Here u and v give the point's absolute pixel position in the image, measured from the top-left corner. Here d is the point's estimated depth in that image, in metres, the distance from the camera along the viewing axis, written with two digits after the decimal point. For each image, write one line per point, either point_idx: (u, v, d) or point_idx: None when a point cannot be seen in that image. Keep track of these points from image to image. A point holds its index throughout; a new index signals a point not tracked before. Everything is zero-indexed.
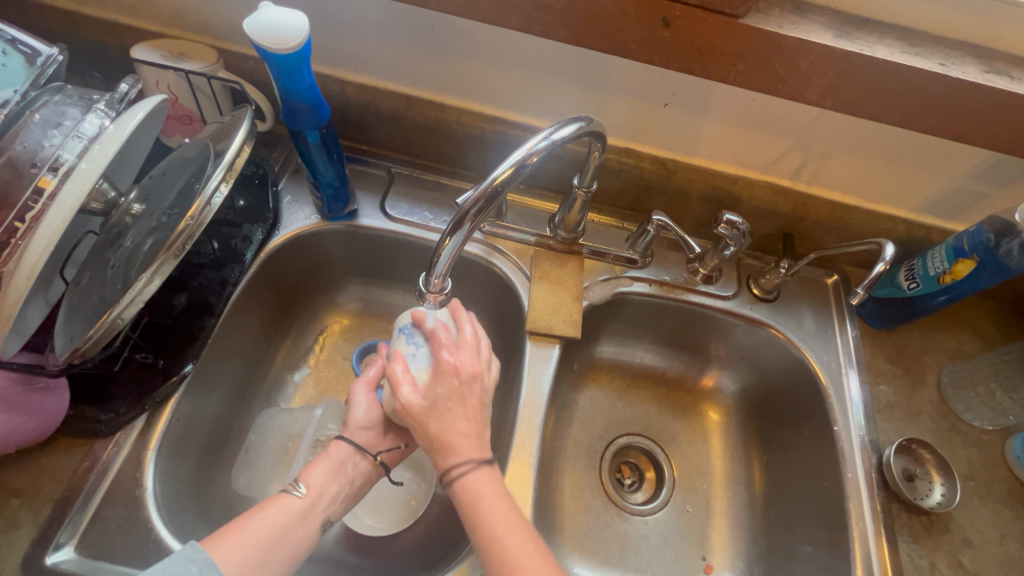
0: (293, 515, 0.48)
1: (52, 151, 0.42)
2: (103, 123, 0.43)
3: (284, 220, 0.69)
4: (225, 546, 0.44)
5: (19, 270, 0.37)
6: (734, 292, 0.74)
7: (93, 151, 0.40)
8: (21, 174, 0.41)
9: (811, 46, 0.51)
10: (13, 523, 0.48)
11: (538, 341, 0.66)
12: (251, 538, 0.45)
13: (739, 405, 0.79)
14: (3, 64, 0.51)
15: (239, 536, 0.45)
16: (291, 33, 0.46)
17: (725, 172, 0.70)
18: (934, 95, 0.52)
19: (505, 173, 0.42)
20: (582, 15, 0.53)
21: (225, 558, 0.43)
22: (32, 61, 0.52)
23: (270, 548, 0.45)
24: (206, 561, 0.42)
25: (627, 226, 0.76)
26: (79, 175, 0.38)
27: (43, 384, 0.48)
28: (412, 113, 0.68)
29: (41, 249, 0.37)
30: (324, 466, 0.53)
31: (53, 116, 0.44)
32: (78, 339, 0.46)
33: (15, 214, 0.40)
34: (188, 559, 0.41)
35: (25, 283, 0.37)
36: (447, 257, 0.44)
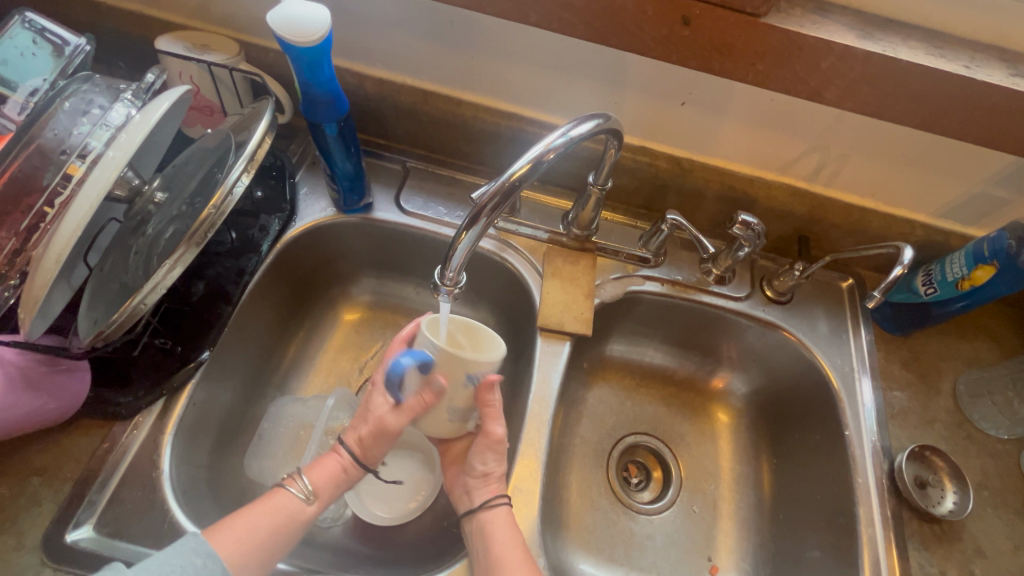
0: (295, 516, 0.52)
1: (80, 139, 0.43)
2: (129, 112, 0.44)
3: (301, 212, 0.69)
4: (226, 535, 0.47)
5: (47, 253, 0.38)
6: (747, 293, 0.74)
7: (120, 139, 0.41)
8: (51, 161, 0.42)
9: (832, 46, 0.51)
10: (35, 500, 0.50)
11: (549, 337, 0.66)
12: (250, 537, 0.48)
13: (749, 408, 0.79)
14: (32, 54, 0.53)
15: (241, 531, 0.48)
16: (313, 27, 0.47)
17: (741, 173, 0.69)
18: (957, 98, 0.52)
19: (523, 169, 0.42)
20: (601, 13, 0.53)
21: (224, 548, 0.46)
22: (61, 52, 0.54)
23: (268, 546, 0.49)
24: (209, 553, 0.45)
25: (640, 224, 0.76)
26: (106, 163, 0.39)
27: (65, 366, 0.49)
28: (429, 108, 0.69)
29: (69, 234, 0.38)
30: (330, 467, 0.56)
31: (81, 104, 0.45)
32: (102, 322, 0.48)
33: (45, 200, 0.41)
34: (192, 550, 0.45)
35: (52, 266, 0.38)
36: (463, 252, 0.44)
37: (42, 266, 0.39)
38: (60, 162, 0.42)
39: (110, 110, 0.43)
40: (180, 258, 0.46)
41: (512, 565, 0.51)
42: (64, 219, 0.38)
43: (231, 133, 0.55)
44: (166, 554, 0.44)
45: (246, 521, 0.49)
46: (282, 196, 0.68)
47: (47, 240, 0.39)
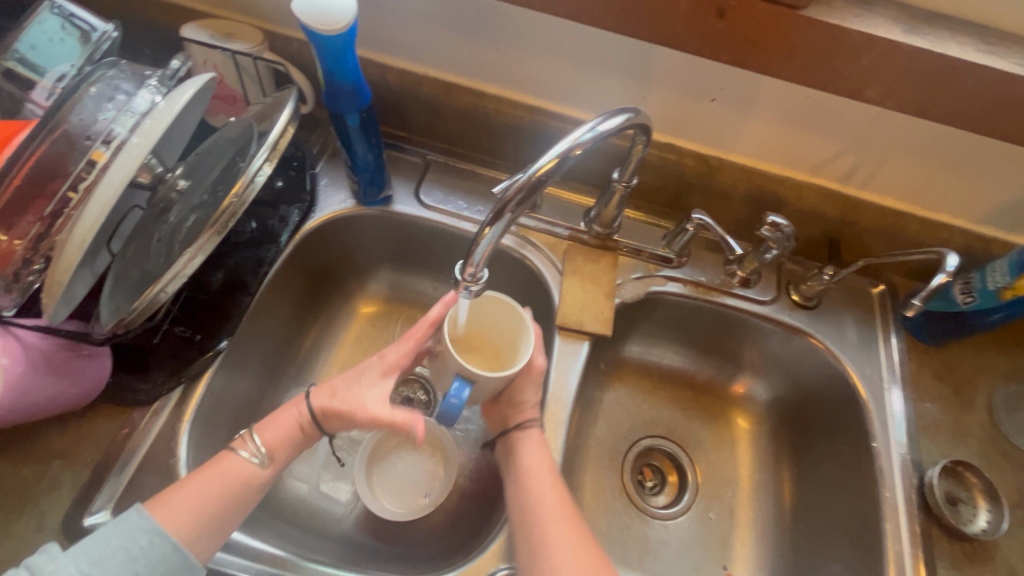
0: (251, 484, 0.49)
1: (105, 125, 0.43)
2: (154, 98, 0.43)
3: (320, 203, 0.69)
4: (172, 511, 0.46)
5: (71, 239, 0.38)
6: (773, 297, 0.71)
7: (144, 126, 0.40)
8: (76, 146, 0.42)
9: (876, 41, 0.48)
10: (54, 484, 0.50)
11: (567, 337, 0.65)
12: (199, 509, 0.46)
13: (770, 415, 0.77)
14: (60, 40, 0.53)
15: (186, 504, 0.46)
16: (338, 14, 0.46)
17: (771, 172, 0.67)
18: (1009, 98, 0.49)
19: (549, 165, 0.41)
20: (633, 4, 0.51)
21: (172, 525, 0.45)
22: (88, 39, 0.54)
23: (222, 511, 0.47)
24: (154, 531, 0.44)
25: (663, 224, 0.74)
26: (130, 149, 0.39)
27: (87, 351, 0.49)
28: (451, 101, 0.68)
29: (93, 220, 0.38)
30: (283, 427, 0.52)
31: (107, 90, 0.45)
32: (123, 309, 0.48)
33: (69, 185, 0.41)
34: (134, 530, 0.44)
35: (76, 252, 0.38)
36: (485, 248, 0.43)
37: (65, 252, 0.39)
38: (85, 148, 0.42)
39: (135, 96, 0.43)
40: (202, 246, 0.46)
41: (541, 483, 0.53)
42: (88, 205, 0.38)
43: (254, 122, 0.55)
44: (108, 532, 0.43)
45: (191, 492, 0.47)
46: (302, 186, 0.68)
47: (71, 226, 0.39)
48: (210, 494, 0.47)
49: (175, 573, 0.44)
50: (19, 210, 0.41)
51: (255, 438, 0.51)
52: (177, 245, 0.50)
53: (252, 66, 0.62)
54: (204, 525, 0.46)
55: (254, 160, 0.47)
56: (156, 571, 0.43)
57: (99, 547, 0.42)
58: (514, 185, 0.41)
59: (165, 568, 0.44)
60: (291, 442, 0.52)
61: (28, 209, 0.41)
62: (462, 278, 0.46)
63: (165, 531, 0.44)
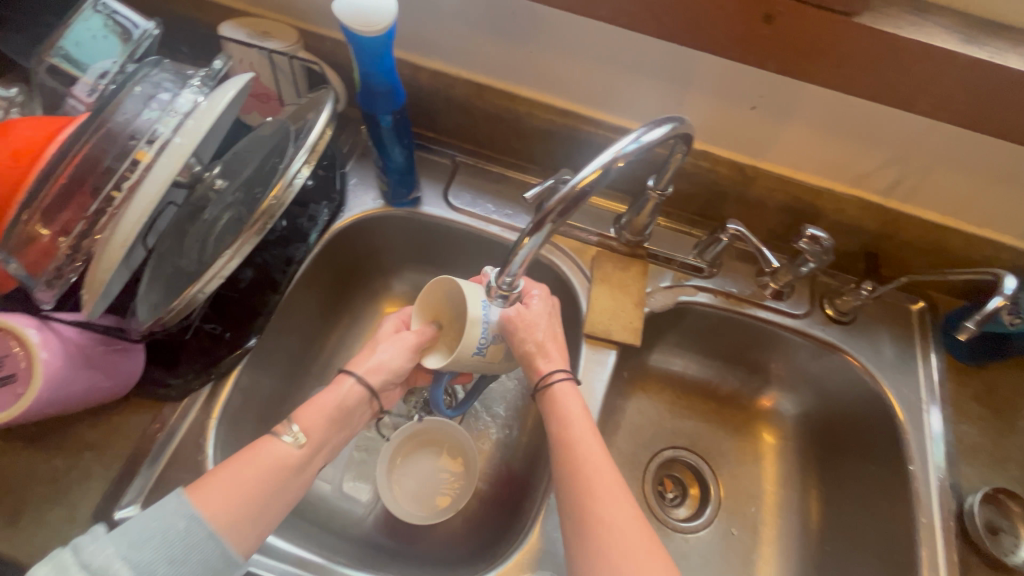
0: (288, 466, 0.49)
1: (149, 124, 0.43)
2: (196, 99, 0.43)
3: (349, 203, 0.69)
4: (209, 493, 0.45)
5: (114, 238, 0.39)
6: (806, 311, 0.70)
7: (189, 126, 0.40)
8: (120, 146, 0.42)
9: (931, 51, 0.46)
10: (86, 475, 0.51)
11: (594, 345, 0.64)
12: (235, 491, 0.45)
13: (798, 430, 0.75)
14: (102, 37, 0.53)
15: (224, 487, 0.45)
16: (378, 16, 0.46)
17: (809, 183, 0.65)
18: None
19: (592, 175, 0.40)
20: (677, 9, 0.50)
21: (210, 507, 0.44)
22: (128, 37, 0.54)
23: (260, 497, 0.46)
24: (192, 514, 0.43)
25: (694, 232, 0.73)
26: (175, 149, 0.39)
27: (122, 346, 0.49)
28: (482, 102, 0.67)
29: (138, 219, 0.38)
30: (323, 409, 0.52)
31: (150, 89, 0.45)
32: (160, 306, 0.48)
33: (113, 184, 0.42)
34: (173, 511, 0.43)
35: (119, 251, 0.39)
36: (524, 257, 0.42)
37: (109, 250, 0.39)
38: (129, 146, 0.42)
39: (179, 96, 0.43)
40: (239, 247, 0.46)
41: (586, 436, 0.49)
42: (132, 205, 0.38)
43: (290, 122, 0.55)
44: (147, 515, 0.43)
45: (230, 476, 0.46)
46: (332, 185, 0.68)
47: (114, 224, 0.40)
48: (249, 478, 0.46)
49: (211, 560, 0.43)
50: (64, 207, 0.42)
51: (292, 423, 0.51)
52: (213, 244, 0.51)
53: (287, 66, 0.62)
54: (242, 509, 0.45)
55: (293, 162, 0.47)
56: (190, 555, 0.42)
57: (137, 529, 0.42)
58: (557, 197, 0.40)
59: (201, 554, 0.42)
60: (329, 423, 0.53)
61: (72, 207, 0.42)
62: (499, 284, 0.46)
63: (204, 515, 0.43)
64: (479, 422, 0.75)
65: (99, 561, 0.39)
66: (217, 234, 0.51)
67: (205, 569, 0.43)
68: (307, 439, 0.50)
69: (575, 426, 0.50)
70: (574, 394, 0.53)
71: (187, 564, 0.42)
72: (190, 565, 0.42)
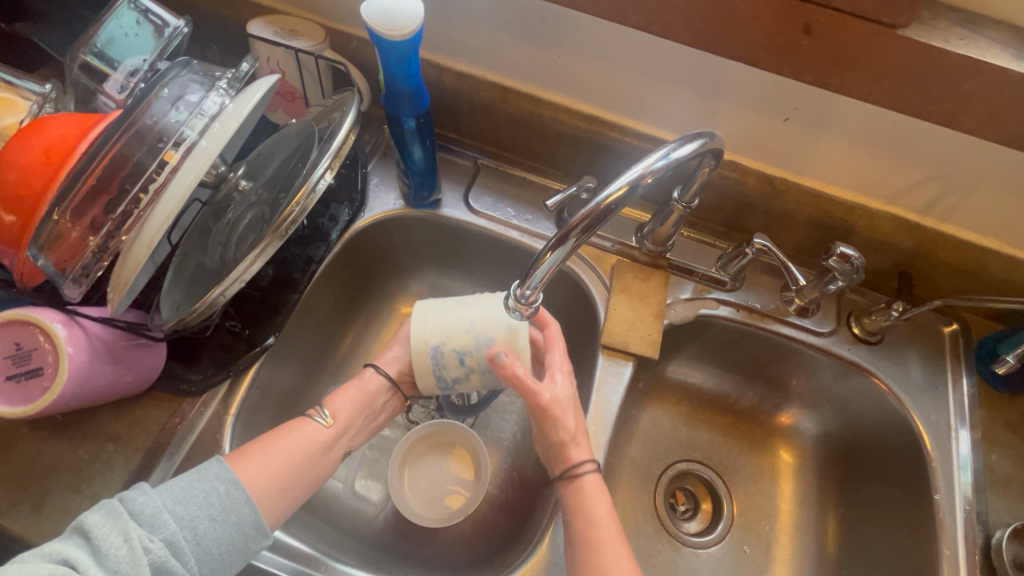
0: (319, 445, 0.53)
1: (177, 126, 0.43)
2: (224, 101, 0.44)
3: (370, 203, 0.69)
4: (249, 463, 0.49)
5: (139, 239, 0.39)
6: (831, 329, 0.68)
7: (215, 129, 0.41)
8: (148, 147, 0.43)
9: (981, 67, 0.44)
10: (108, 465, 0.52)
11: (611, 356, 0.63)
12: (272, 465, 0.50)
13: (817, 449, 0.73)
14: (135, 35, 0.54)
15: (260, 457, 0.50)
16: (404, 20, 0.45)
17: (841, 198, 0.63)
18: None
19: (619, 192, 0.39)
20: (711, 17, 0.48)
21: (249, 476, 0.48)
22: (161, 35, 0.55)
23: (291, 471, 0.51)
24: (232, 480, 0.46)
25: (718, 244, 0.71)
26: (201, 152, 0.40)
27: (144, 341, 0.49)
28: (506, 105, 0.66)
29: (163, 222, 0.39)
30: (349, 396, 0.58)
31: (178, 90, 0.45)
32: (182, 306, 0.49)
33: (140, 186, 0.42)
34: (216, 476, 0.46)
35: (143, 252, 0.39)
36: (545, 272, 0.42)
37: (134, 251, 0.40)
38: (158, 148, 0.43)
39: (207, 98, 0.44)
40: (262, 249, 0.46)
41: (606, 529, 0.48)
42: (158, 206, 0.39)
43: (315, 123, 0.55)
44: (191, 476, 0.46)
45: (266, 449, 0.51)
46: (354, 184, 0.68)
47: (139, 225, 0.40)
48: (283, 451, 0.51)
49: (244, 527, 0.46)
50: (92, 206, 0.42)
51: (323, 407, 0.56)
52: (237, 245, 0.51)
53: (314, 65, 0.62)
54: (274, 479, 0.49)
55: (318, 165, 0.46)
56: (226, 519, 0.45)
57: (182, 486, 0.45)
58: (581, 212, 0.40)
59: (236, 519, 0.45)
60: (354, 409, 0.57)
61: (100, 206, 0.42)
62: (518, 296, 0.46)
63: (242, 480, 0.47)
64: (492, 425, 0.75)
65: (148, 511, 0.42)
66: (240, 235, 0.52)
67: (237, 534, 0.45)
68: (335, 420, 0.55)
69: (599, 518, 0.49)
70: (600, 488, 0.51)
71: (223, 526, 0.45)
72: (227, 527, 0.45)
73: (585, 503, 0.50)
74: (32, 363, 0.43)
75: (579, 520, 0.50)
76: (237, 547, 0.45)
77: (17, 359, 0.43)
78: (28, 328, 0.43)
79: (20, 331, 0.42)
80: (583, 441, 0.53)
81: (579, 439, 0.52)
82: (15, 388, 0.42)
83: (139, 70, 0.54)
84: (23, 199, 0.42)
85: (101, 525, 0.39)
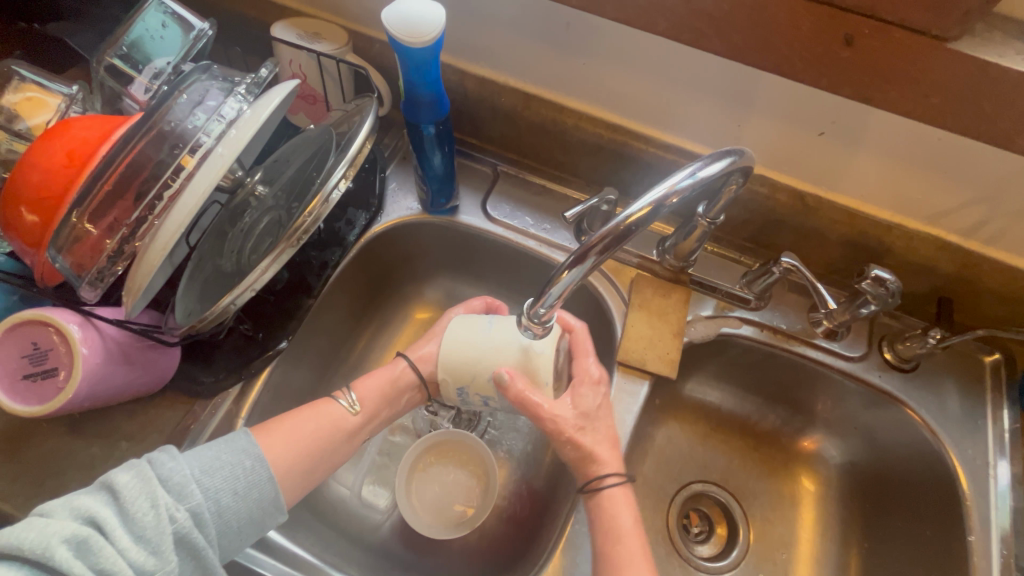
0: (343, 431, 0.53)
1: (194, 132, 0.43)
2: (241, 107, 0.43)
3: (387, 208, 0.68)
4: (274, 440, 0.49)
5: (153, 245, 0.39)
6: (862, 354, 0.64)
7: (232, 136, 0.40)
8: (165, 153, 0.43)
9: None
10: (120, 464, 0.52)
11: (628, 373, 0.61)
12: (298, 444, 0.50)
13: (841, 477, 0.70)
14: (160, 37, 0.54)
15: (286, 435, 0.50)
16: (425, 27, 0.45)
17: (878, 217, 0.60)
18: None
19: (642, 212, 0.38)
20: (745, 26, 0.46)
21: (274, 453, 0.49)
22: (185, 38, 0.55)
23: (314, 452, 0.51)
24: (259, 455, 0.47)
25: (744, 260, 0.68)
26: (217, 158, 0.39)
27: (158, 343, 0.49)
28: (527, 112, 0.65)
29: (176, 229, 0.39)
30: (379, 382, 0.57)
31: (197, 95, 0.45)
32: (195, 309, 0.49)
33: (156, 193, 0.42)
34: (243, 450, 0.47)
35: (157, 258, 0.39)
36: (559, 292, 0.40)
37: (148, 256, 0.40)
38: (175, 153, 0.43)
39: (226, 104, 0.43)
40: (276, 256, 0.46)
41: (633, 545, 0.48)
42: (172, 213, 0.38)
43: (332, 129, 0.54)
44: (218, 447, 0.46)
45: (293, 427, 0.51)
46: (371, 190, 0.68)
47: (154, 231, 0.40)
48: (309, 432, 0.51)
49: (265, 502, 0.46)
50: (110, 211, 0.42)
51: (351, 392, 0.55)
52: (251, 250, 0.51)
53: (336, 69, 0.62)
54: (297, 461, 0.50)
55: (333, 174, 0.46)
56: (250, 492, 0.46)
57: (208, 457, 0.45)
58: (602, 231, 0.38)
59: (258, 494, 0.46)
60: (382, 397, 0.57)
61: (117, 211, 0.42)
62: (533, 315, 0.44)
63: (267, 457, 0.48)
64: (502, 436, 0.73)
65: (176, 479, 0.41)
66: (255, 241, 0.51)
67: (257, 510, 0.46)
68: (362, 408, 0.55)
69: (625, 535, 0.48)
70: (626, 503, 0.50)
71: (245, 500, 0.45)
72: (248, 502, 0.45)
73: (608, 514, 0.50)
74: (47, 363, 0.43)
75: (605, 533, 0.49)
76: (255, 523, 0.46)
77: (32, 358, 0.43)
78: (44, 328, 0.43)
79: (36, 331, 0.43)
80: (610, 455, 0.51)
81: (606, 454, 0.51)
82: (30, 387, 0.42)
83: (164, 72, 0.54)
84: (46, 203, 0.42)
85: (131, 485, 0.38)
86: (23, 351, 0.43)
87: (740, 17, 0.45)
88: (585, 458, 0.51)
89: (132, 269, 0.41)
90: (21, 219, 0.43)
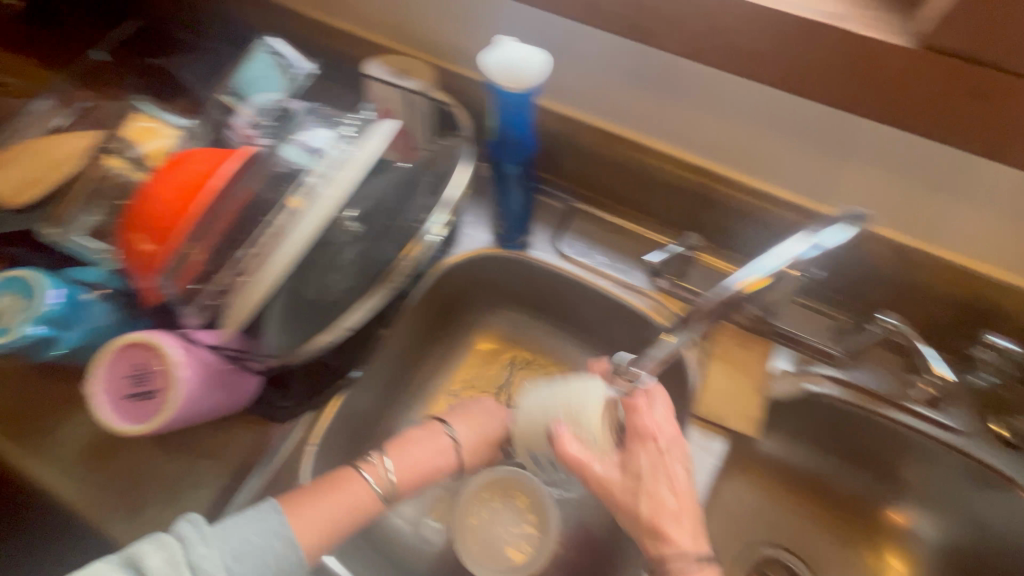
0: (371, 511, 0.51)
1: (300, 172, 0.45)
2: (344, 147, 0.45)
3: (463, 241, 0.70)
4: (303, 517, 0.48)
5: (258, 279, 0.40)
6: (969, 428, 0.58)
7: (336, 175, 0.42)
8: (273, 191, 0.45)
9: None
10: (198, 481, 0.54)
11: (703, 428, 0.58)
12: (326, 523, 0.48)
13: (932, 559, 0.63)
14: (268, 74, 0.59)
15: (316, 512, 0.48)
16: (528, 75, 0.45)
17: (991, 277, 0.55)
18: None
19: (758, 281, 0.48)
20: (858, 73, 0.44)
21: (301, 532, 0.47)
22: (291, 75, 0.59)
23: (340, 530, 0.49)
24: (287, 537, 0.46)
25: (830, 313, 0.64)
26: (323, 199, 0.41)
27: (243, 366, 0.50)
28: (608, 152, 0.64)
29: (281, 266, 0.40)
30: (413, 457, 0.55)
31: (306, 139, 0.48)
32: (283, 342, 0.49)
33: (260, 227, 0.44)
34: (273, 531, 0.46)
35: (262, 291, 0.41)
36: (667, 350, 0.54)
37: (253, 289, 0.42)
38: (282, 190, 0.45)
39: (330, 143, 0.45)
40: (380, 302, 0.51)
41: None
42: (279, 249, 0.40)
43: (422, 167, 0.58)
44: (248, 524, 0.45)
45: (323, 504, 0.49)
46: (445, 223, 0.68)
47: (257, 264, 0.42)
48: (336, 512, 0.49)
49: None
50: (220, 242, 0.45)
51: (385, 466, 0.53)
52: (337, 287, 0.51)
53: (424, 106, 0.63)
54: (319, 542, 0.48)
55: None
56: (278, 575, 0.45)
57: (239, 538, 0.44)
58: (712, 300, 0.51)
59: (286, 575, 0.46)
60: (417, 474, 0.55)
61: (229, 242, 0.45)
62: (625, 372, 0.53)
63: (297, 540, 0.47)
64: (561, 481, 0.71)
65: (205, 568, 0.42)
66: (344, 276, 0.51)
67: None
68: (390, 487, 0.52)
69: None
70: None
71: None
72: None
73: None
74: (148, 384, 0.44)
75: None
76: None
77: (135, 379, 0.45)
78: (146, 350, 0.44)
79: (140, 353, 0.44)
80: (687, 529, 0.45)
81: (681, 520, 0.45)
82: (132, 407, 0.44)
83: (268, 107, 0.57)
84: (158, 229, 0.44)
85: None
86: (126, 373, 0.44)
87: (854, 68, 0.43)
88: (650, 535, 0.45)
89: (234, 299, 0.43)
90: (135, 243, 0.45)
